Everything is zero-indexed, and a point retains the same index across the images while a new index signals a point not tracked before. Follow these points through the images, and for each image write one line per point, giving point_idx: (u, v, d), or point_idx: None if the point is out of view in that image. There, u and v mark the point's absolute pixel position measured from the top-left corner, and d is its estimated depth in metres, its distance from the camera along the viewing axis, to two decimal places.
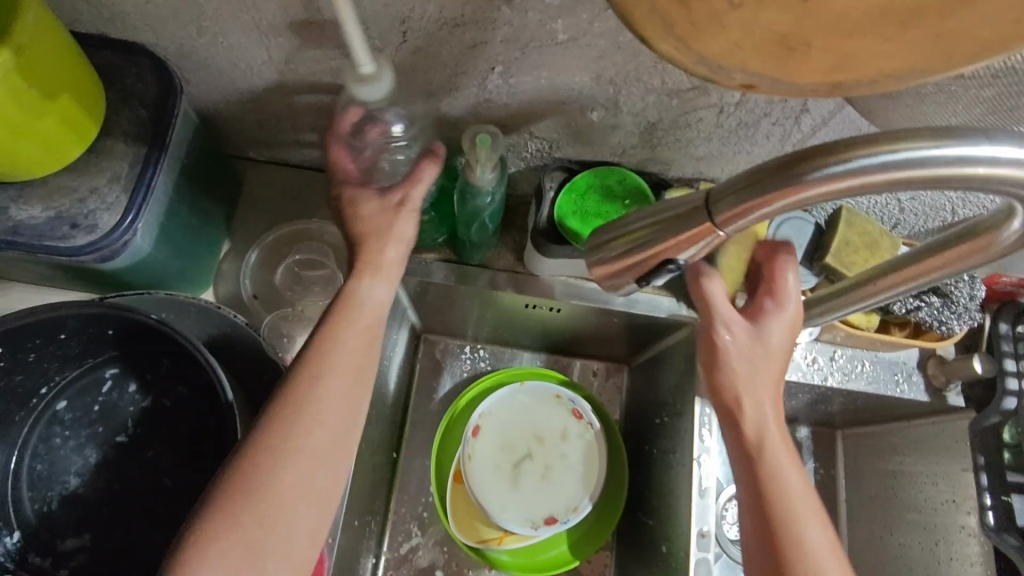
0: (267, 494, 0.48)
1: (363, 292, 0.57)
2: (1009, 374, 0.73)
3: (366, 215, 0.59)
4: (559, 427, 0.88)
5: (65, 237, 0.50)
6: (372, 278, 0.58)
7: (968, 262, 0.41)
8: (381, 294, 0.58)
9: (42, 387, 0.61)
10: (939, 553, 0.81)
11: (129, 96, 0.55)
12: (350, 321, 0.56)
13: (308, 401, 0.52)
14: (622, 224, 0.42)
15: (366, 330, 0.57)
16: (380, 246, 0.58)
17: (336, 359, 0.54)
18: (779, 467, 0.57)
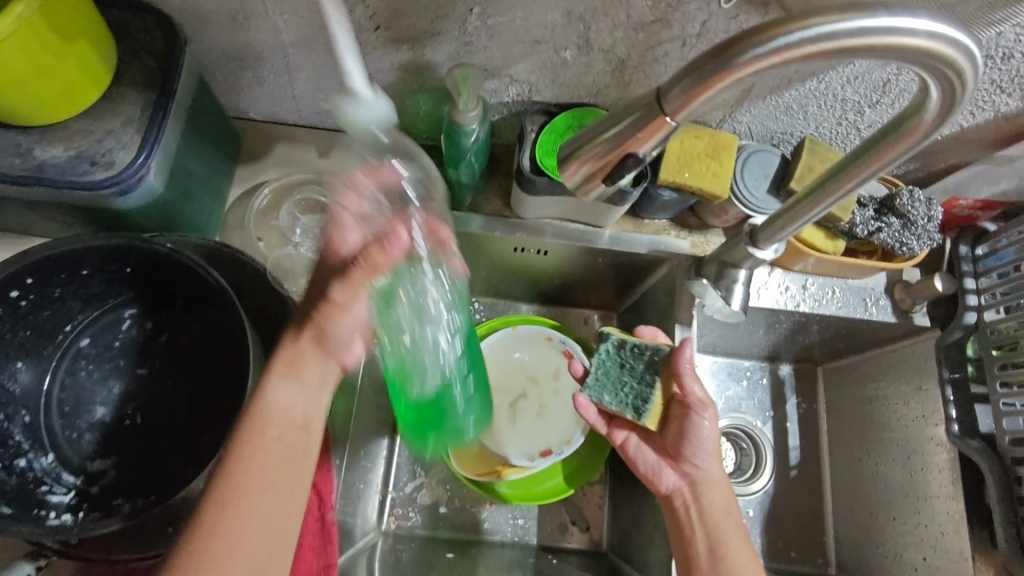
0: None
1: (271, 395, 0.52)
2: (969, 292, 0.78)
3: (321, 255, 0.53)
4: (551, 369, 0.94)
5: (86, 173, 0.55)
6: (286, 381, 0.53)
7: (898, 154, 0.46)
8: (291, 396, 0.53)
9: (67, 325, 0.66)
10: (910, 466, 0.85)
11: (137, 49, 0.60)
12: (261, 436, 0.51)
13: (212, 534, 0.48)
14: (581, 133, 0.45)
15: (282, 437, 0.52)
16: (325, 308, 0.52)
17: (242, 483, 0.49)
18: (706, 479, 0.66)
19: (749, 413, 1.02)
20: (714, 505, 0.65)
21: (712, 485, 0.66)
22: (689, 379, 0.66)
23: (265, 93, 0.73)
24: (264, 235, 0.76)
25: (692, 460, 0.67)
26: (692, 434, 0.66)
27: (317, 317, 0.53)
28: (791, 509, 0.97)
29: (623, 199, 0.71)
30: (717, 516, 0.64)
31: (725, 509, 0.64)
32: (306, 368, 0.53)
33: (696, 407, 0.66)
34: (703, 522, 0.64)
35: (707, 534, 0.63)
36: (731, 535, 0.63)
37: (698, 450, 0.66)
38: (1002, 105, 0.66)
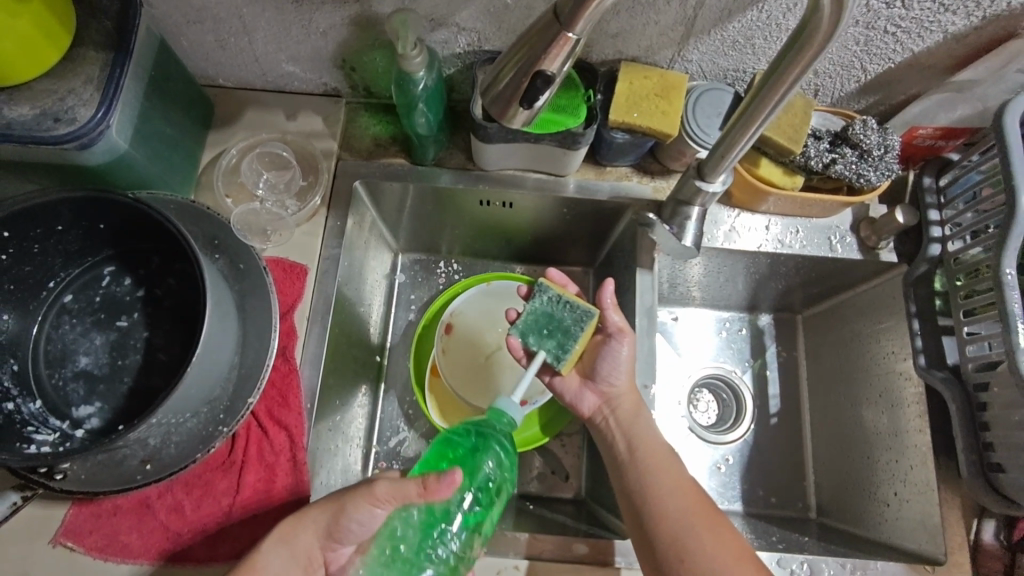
0: None
1: (264, 558, 0.59)
2: (933, 223, 0.78)
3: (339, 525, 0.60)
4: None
5: (50, 129, 0.59)
6: (281, 548, 0.60)
7: (809, 61, 0.46)
8: (281, 562, 0.60)
9: (50, 281, 0.70)
10: (882, 404, 0.85)
11: (96, 13, 0.63)
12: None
13: None
14: (505, 55, 0.47)
15: None
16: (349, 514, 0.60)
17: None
18: (621, 397, 0.74)
19: (727, 362, 1.02)
20: (628, 411, 0.73)
21: (625, 396, 0.74)
22: (611, 311, 0.74)
23: (229, 57, 0.77)
24: (235, 194, 0.79)
25: (606, 379, 0.74)
26: (604, 357, 0.74)
27: (347, 497, 0.61)
28: (771, 455, 0.97)
29: (577, 141, 0.72)
30: (632, 422, 0.72)
31: (637, 414, 0.73)
32: (298, 537, 0.61)
33: (616, 334, 0.73)
34: (622, 433, 0.72)
35: (627, 442, 0.71)
36: (647, 439, 0.71)
37: (612, 369, 0.74)
38: (949, 25, 0.65)
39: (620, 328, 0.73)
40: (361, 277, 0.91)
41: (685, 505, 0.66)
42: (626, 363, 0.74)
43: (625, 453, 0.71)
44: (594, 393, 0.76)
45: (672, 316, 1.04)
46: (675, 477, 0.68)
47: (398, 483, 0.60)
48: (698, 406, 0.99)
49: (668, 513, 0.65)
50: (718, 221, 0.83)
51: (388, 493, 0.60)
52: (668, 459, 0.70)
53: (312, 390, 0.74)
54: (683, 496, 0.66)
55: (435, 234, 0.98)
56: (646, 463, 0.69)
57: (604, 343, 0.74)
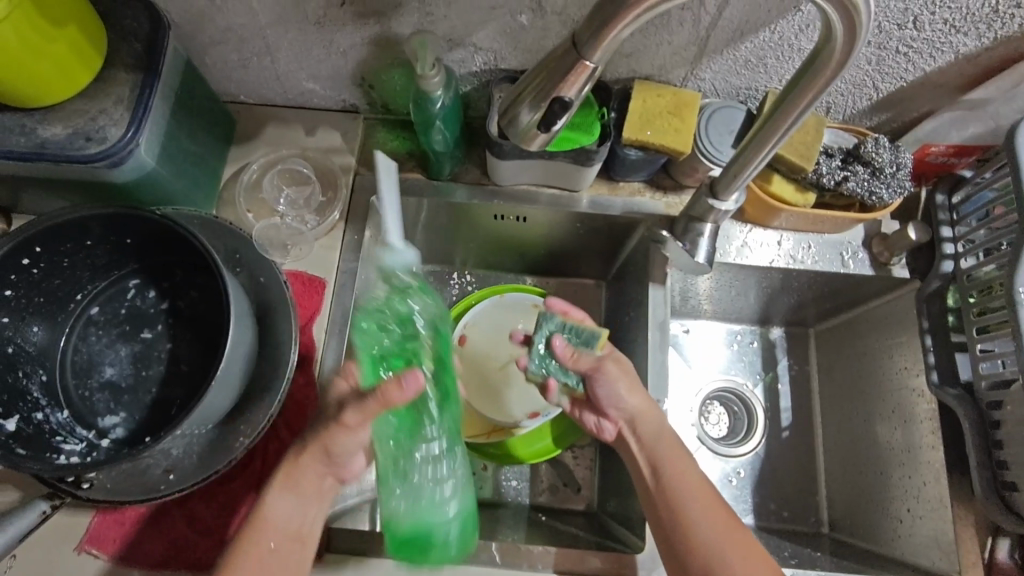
0: None
1: (271, 507, 0.63)
2: (946, 240, 0.79)
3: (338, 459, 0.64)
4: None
5: (82, 148, 0.61)
6: (284, 490, 0.63)
7: (821, 87, 0.47)
8: (290, 506, 0.63)
9: (78, 294, 0.72)
10: (895, 420, 0.85)
11: (126, 34, 0.65)
12: (261, 535, 0.62)
13: None
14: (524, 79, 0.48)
15: (286, 531, 0.63)
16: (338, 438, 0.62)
17: (249, 567, 0.60)
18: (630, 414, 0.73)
19: (739, 375, 1.02)
20: (643, 428, 0.72)
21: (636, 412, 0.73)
22: (572, 357, 0.73)
23: (251, 75, 0.79)
24: (254, 208, 0.81)
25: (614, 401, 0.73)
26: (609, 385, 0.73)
27: (325, 433, 0.62)
28: (783, 469, 0.97)
29: (590, 159, 0.73)
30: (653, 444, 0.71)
31: (660, 435, 0.72)
32: (299, 482, 0.64)
33: (592, 373, 0.73)
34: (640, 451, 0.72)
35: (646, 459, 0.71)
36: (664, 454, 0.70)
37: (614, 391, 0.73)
38: (961, 46, 0.65)
39: (589, 367, 0.73)
40: None
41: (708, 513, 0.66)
42: (625, 388, 0.72)
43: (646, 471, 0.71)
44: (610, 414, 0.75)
45: (684, 328, 1.04)
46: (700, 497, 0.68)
47: (363, 407, 0.59)
48: (710, 419, 1.00)
49: (694, 526, 0.65)
50: (731, 236, 0.84)
51: (359, 419, 0.60)
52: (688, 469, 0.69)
53: None
54: (706, 517, 0.66)
55: (449, 247, 0.99)
56: (668, 477, 0.69)
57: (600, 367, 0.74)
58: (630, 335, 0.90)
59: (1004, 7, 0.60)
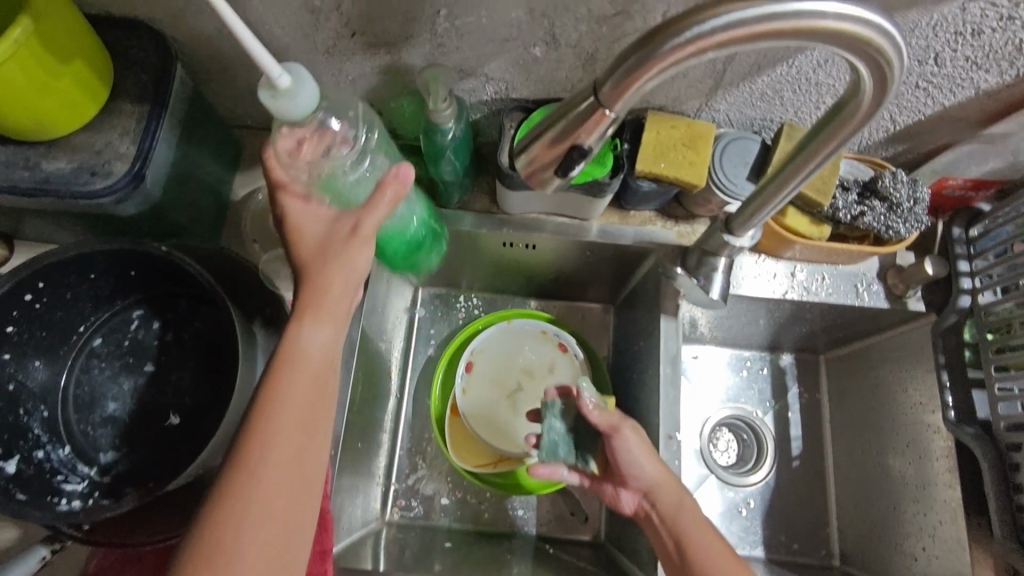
0: (205, 562, 0.46)
1: (301, 339, 0.56)
2: (963, 275, 0.77)
3: (318, 239, 0.60)
4: (548, 362, 0.95)
5: (87, 183, 0.60)
6: (312, 317, 0.57)
7: (846, 136, 0.46)
8: (322, 337, 0.56)
9: (81, 325, 0.71)
10: (910, 455, 0.83)
11: (132, 64, 0.64)
12: (290, 368, 0.54)
13: (241, 487, 0.49)
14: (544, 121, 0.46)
15: (315, 374, 0.55)
16: (347, 254, 0.59)
17: (281, 429, 0.51)
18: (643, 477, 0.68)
19: (748, 403, 1.01)
20: (663, 498, 0.66)
21: (654, 481, 0.67)
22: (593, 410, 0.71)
23: (258, 101, 0.78)
24: (258, 235, 0.78)
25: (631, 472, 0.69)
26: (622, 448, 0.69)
27: (329, 262, 0.59)
28: (793, 500, 0.96)
29: (602, 191, 0.72)
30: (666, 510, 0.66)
31: (676, 504, 0.65)
32: (326, 308, 0.57)
33: (608, 433, 0.69)
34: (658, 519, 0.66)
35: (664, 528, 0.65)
36: (683, 518, 0.64)
37: (627, 460, 0.68)
38: (982, 82, 0.64)
39: (610, 422, 0.69)
40: (382, 316, 0.91)
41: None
42: (642, 451, 0.68)
43: (667, 543, 0.65)
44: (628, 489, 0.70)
45: (693, 354, 1.03)
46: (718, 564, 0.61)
47: (335, 220, 0.61)
48: (718, 446, 0.99)
49: None
50: (743, 266, 0.83)
51: (375, 227, 0.61)
52: (709, 533, 0.63)
53: (337, 436, 0.77)
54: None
55: (457, 270, 0.98)
56: (688, 547, 0.63)
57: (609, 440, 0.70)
58: (640, 364, 0.88)
59: None
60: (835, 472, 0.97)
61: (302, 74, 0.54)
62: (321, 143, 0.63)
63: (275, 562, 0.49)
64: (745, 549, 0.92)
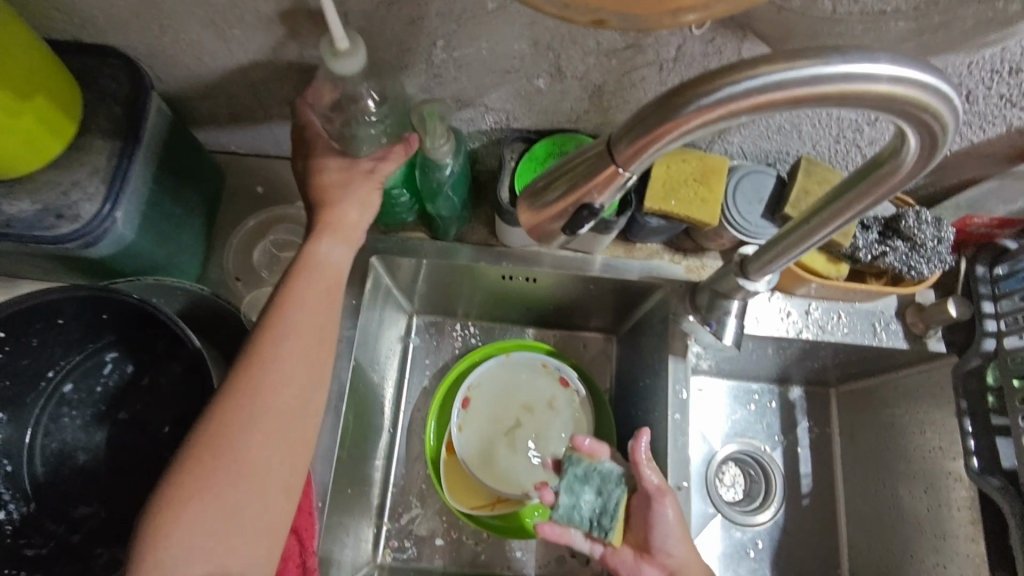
0: (218, 443, 0.54)
1: (316, 252, 0.63)
2: (987, 316, 0.74)
3: (328, 179, 0.64)
4: (549, 399, 0.91)
5: (51, 227, 0.55)
6: (330, 236, 0.64)
7: (882, 194, 0.42)
8: (335, 252, 0.63)
9: (50, 370, 0.66)
10: (928, 500, 0.79)
11: (104, 96, 0.60)
12: (306, 277, 0.61)
13: (254, 381, 0.56)
14: (551, 173, 0.41)
15: (324, 290, 0.62)
16: (364, 188, 0.64)
17: (291, 340, 0.58)
18: (673, 557, 0.68)
19: (756, 438, 0.96)
20: None
21: (685, 564, 0.68)
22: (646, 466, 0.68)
23: (242, 128, 0.73)
24: (240, 271, 0.75)
25: (663, 550, 0.68)
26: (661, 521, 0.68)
27: (349, 184, 0.64)
28: (804, 541, 0.92)
29: (609, 229, 0.68)
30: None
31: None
32: (341, 223, 0.63)
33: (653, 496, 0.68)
34: None
35: None
36: None
37: (663, 537, 0.68)
38: (1015, 119, 0.60)
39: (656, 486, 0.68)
40: (374, 350, 0.86)
41: None
42: (678, 532, 0.68)
43: None
44: (652, 567, 0.69)
45: (698, 387, 0.98)
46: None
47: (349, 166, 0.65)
48: (725, 482, 0.94)
49: None
50: (756, 303, 0.78)
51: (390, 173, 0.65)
52: None
53: (324, 487, 0.71)
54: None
55: (452, 299, 0.93)
56: None
57: (649, 506, 0.69)
58: (645, 403, 0.84)
59: None
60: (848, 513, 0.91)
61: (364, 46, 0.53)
62: (326, 101, 0.61)
63: (276, 442, 0.55)
64: None
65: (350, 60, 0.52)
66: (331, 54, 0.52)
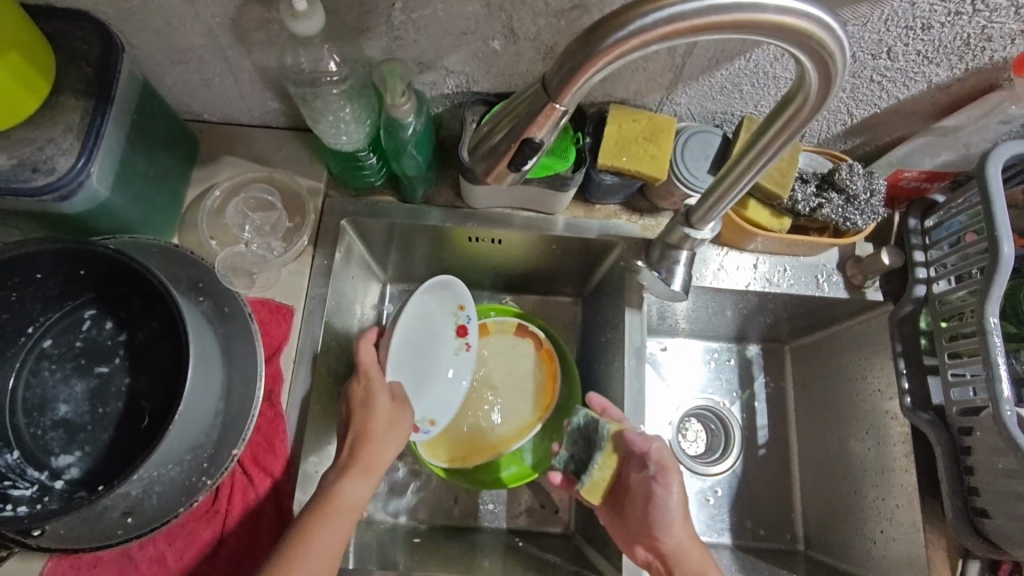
0: None
1: (347, 489, 0.67)
2: (918, 264, 0.80)
3: (367, 412, 0.74)
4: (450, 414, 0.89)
5: (27, 179, 0.58)
6: (355, 476, 0.68)
7: (795, 130, 0.46)
8: (359, 487, 0.67)
9: (29, 327, 0.68)
10: (869, 440, 0.85)
11: (75, 57, 0.62)
12: (332, 509, 0.64)
13: (301, 543, 0.61)
14: (497, 115, 0.45)
15: (370, 465, 0.69)
16: (376, 444, 0.71)
17: (318, 543, 0.61)
18: (671, 541, 0.69)
19: (716, 394, 1.01)
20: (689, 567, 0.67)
21: (682, 544, 0.68)
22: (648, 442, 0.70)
23: (213, 95, 0.76)
24: (216, 232, 0.78)
25: (657, 530, 0.69)
26: (665, 497, 0.69)
27: (362, 433, 0.72)
28: (760, 487, 0.97)
29: (565, 185, 0.72)
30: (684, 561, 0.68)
31: (700, 563, 0.67)
32: (383, 428, 0.73)
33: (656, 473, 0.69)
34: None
35: None
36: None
37: (658, 514, 0.69)
38: (933, 76, 0.66)
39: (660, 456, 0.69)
40: (348, 316, 0.85)
41: None
42: (677, 505, 0.69)
43: None
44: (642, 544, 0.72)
45: (662, 346, 1.03)
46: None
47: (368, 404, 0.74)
48: (687, 436, 0.98)
49: None
50: (707, 260, 0.83)
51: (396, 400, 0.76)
52: None
53: (299, 435, 0.73)
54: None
55: (421, 265, 0.93)
56: None
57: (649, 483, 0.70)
58: (607, 356, 0.88)
59: (975, 41, 0.60)
60: (804, 457, 0.97)
61: (321, 8, 0.56)
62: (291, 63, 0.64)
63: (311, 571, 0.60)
64: (712, 537, 0.93)
65: (309, 20, 0.55)
66: (290, 16, 0.55)
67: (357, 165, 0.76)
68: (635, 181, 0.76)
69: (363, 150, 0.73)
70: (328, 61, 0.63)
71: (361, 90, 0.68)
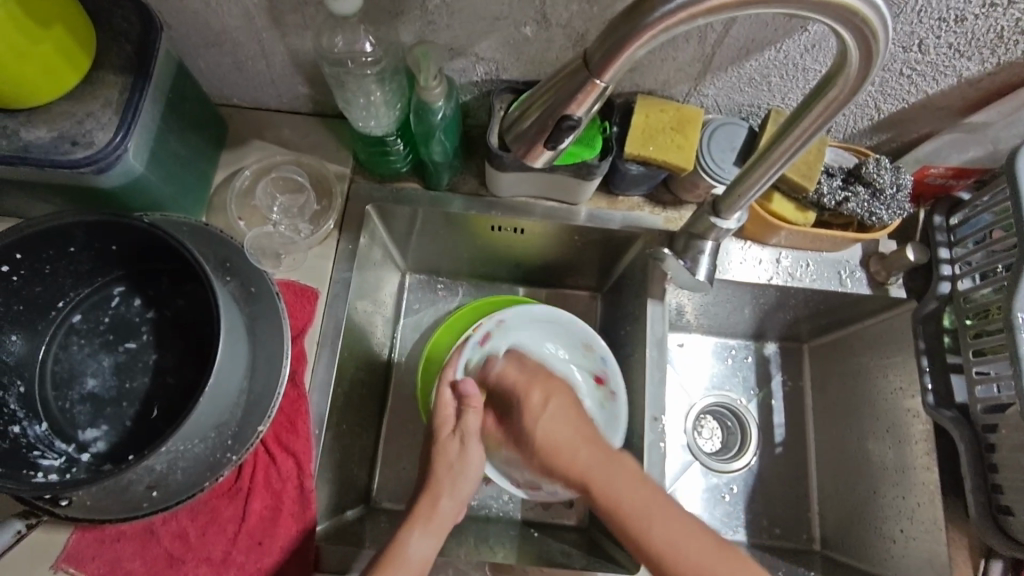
0: None
1: (411, 548, 0.63)
2: (943, 261, 0.80)
3: (447, 458, 0.70)
4: None
5: (67, 152, 0.59)
6: (416, 532, 0.64)
7: (830, 114, 0.47)
8: (425, 551, 0.63)
9: (60, 301, 0.69)
10: (889, 438, 0.84)
11: (116, 34, 0.64)
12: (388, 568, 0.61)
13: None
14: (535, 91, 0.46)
15: (445, 516, 0.66)
16: (435, 499, 0.67)
17: None
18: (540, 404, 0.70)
19: (733, 391, 1.00)
20: (570, 441, 0.65)
21: (546, 429, 0.67)
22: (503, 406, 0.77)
23: (245, 78, 0.77)
24: (244, 213, 0.79)
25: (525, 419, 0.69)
26: (547, 409, 0.69)
27: (434, 482, 0.68)
28: (777, 485, 0.96)
29: (592, 173, 0.72)
30: (591, 475, 0.61)
31: (619, 498, 0.58)
32: (458, 483, 0.68)
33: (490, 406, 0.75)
34: (574, 472, 0.63)
35: (597, 499, 0.60)
36: (592, 472, 0.61)
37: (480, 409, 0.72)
38: (963, 70, 0.66)
39: (538, 373, 0.74)
40: (371, 302, 0.86)
41: (633, 499, 0.57)
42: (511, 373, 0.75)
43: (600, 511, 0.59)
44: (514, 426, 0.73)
45: (679, 343, 1.02)
46: (618, 530, 0.57)
47: (443, 448, 0.71)
48: (703, 433, 0.98)
49: (623, 505, 0.57)
50: (729, 253, 0.83)
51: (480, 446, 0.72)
52: (624, 478, 0.59)
53: (320, 416, 0.73)
54: (629, 543, 0.57)
55: (441, 255, 0.93)
56: (596, 478, 0.61)
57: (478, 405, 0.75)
58: (626, 348, 0.88)
59: (1009, 35, 0.60)
60: (821, 454, 0.96)
61: None
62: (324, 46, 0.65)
63: None
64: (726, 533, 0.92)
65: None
66: None
67: (383, 150, 0.77)
68: (661, 171, 0.76)
69: (391, 136, 0.74)
70: (364, 42, 0.64)
71: (394, 73, 0.69)
